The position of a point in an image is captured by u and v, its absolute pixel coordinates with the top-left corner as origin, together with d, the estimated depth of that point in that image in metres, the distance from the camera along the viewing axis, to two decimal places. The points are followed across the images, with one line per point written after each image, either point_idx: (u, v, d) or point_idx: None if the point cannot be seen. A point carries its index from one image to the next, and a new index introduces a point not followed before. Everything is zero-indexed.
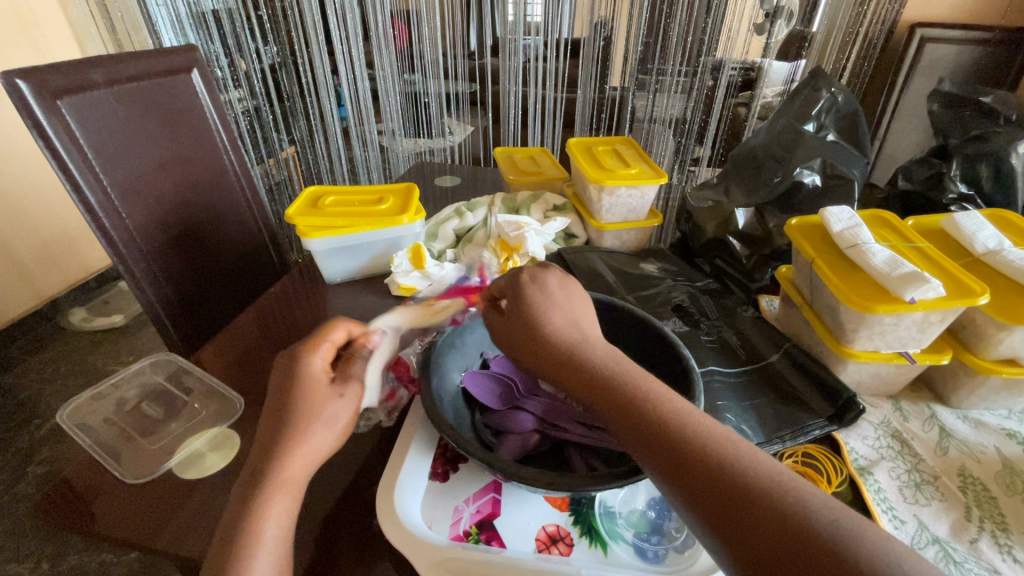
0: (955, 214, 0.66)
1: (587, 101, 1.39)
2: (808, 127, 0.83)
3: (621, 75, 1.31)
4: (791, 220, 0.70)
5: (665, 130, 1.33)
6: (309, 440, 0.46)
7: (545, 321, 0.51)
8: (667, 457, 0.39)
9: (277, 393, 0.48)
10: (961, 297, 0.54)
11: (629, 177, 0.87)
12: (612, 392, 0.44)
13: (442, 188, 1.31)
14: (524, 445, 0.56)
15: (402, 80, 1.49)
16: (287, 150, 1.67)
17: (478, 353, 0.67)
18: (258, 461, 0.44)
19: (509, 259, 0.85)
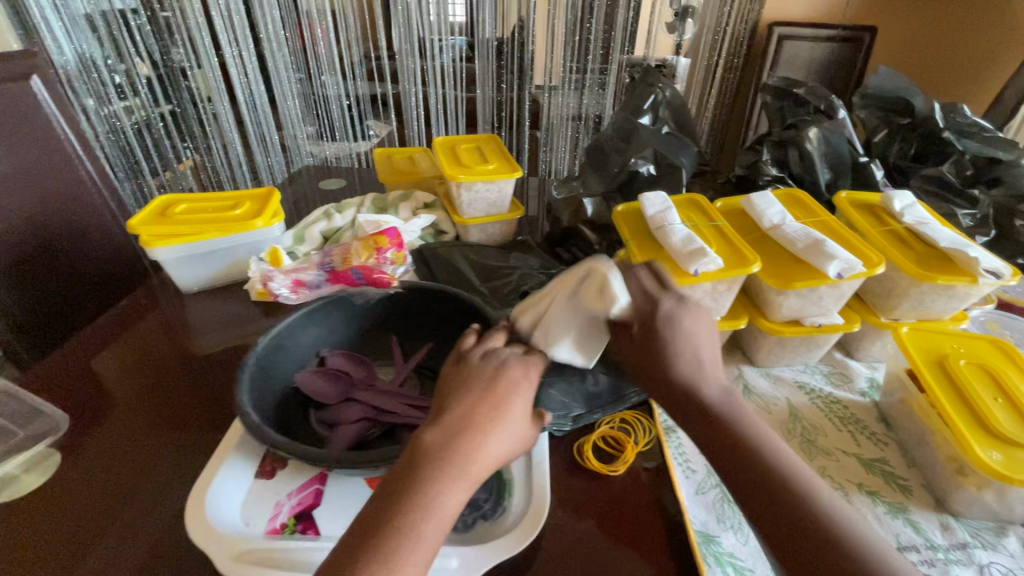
0: (751, 195, 0.73)
1: (486, 100, 1.31)
2: (643, 120, 0.90)
3: (514, 76, 1.26)
4: (619, 207, 0.76)
5: (564, 126, 1.31)
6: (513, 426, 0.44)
7: (673, 357, 0.47)
8: (770, 501, 0.40)
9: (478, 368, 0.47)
10: (738, 267, 0.61)
11: (485, 172, 0.91)
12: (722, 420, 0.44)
13: (326, 191, 1.32)
14: (359, 433, 0.59)
15: (297, 79, 1.38)
16: (184, 162, 1.32)
17: (314, 353, 0.68)
18: (459, 419, 0.43)
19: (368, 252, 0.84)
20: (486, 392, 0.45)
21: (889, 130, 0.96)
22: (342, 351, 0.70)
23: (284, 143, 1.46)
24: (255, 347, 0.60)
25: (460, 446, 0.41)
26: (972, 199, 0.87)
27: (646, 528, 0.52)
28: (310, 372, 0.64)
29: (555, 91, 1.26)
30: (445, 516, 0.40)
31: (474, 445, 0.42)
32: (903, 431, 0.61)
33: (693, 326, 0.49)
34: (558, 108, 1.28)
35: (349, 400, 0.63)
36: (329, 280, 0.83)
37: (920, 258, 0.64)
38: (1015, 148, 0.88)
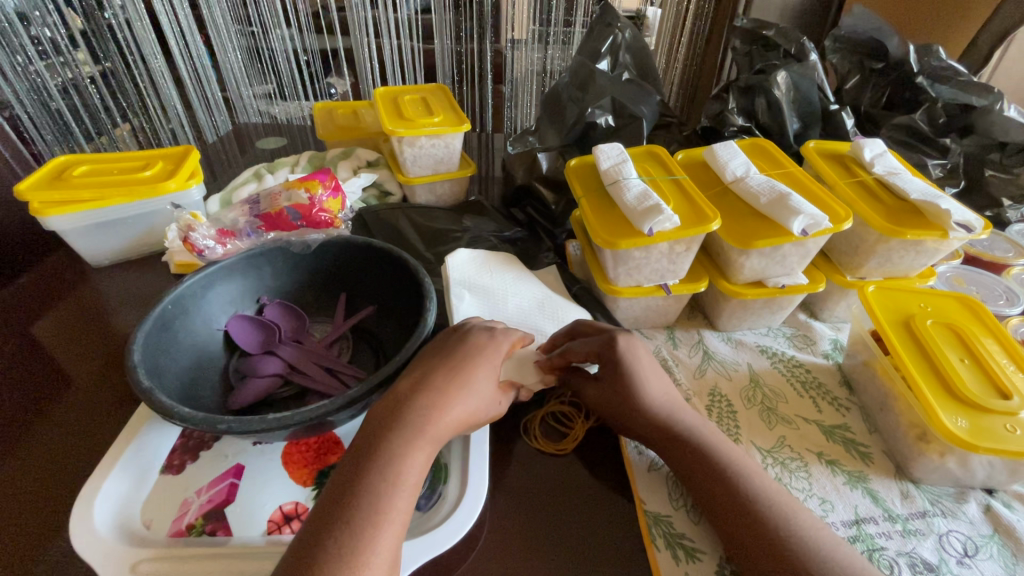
0: (714, 146, 0.67)
1: (446, 52, 1.16)
2: (600, 66, 0.82)
3: (477, 28, 1.11)
4: (572, 161, 0.69)
5: (529, 81, 1.20)
6: (472, 398, 0.47)
7: (637, 387, 0.50)
8: (734, 513, 0.43)
9: (439, 348, 0.50)
10: (696, 225, 0.55)
11: (429, 126, 0.82)
12: (691, 447, 0.47)
13: (264, 151, 1.21)
14: (266, 390, 0.56)
15: (240, 32, 1.16)
16: (122, 127, 1.12)
17: (253, 299, 0.65)
18: (416, 386, 0.46)
19: (307, 188, 0.73)
20: (444, 364, 0.47)
21: (862, 76, 0.90)
22: (281, 301, 0.66)
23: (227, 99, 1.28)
24: (152, 310, 0.54)
25: (416, 414, 0.44)
26: (944, 147, 0.84)
27: (584, 517, 0.49)
28: (239, 317, 0.61)
29: (518, 45, 1.14)
30: (408, 482, 0.40)
31: (427, 413, 0.44)
32: (865, 395, 0.58)
33: (648, 363, 0.52)
34: (523, 61, 1.16)
35: (271, 354, 0.60)
36: (263, 226, 0.71)
37: (889, 212, 0.59)
38: (991, 93, 0.82)
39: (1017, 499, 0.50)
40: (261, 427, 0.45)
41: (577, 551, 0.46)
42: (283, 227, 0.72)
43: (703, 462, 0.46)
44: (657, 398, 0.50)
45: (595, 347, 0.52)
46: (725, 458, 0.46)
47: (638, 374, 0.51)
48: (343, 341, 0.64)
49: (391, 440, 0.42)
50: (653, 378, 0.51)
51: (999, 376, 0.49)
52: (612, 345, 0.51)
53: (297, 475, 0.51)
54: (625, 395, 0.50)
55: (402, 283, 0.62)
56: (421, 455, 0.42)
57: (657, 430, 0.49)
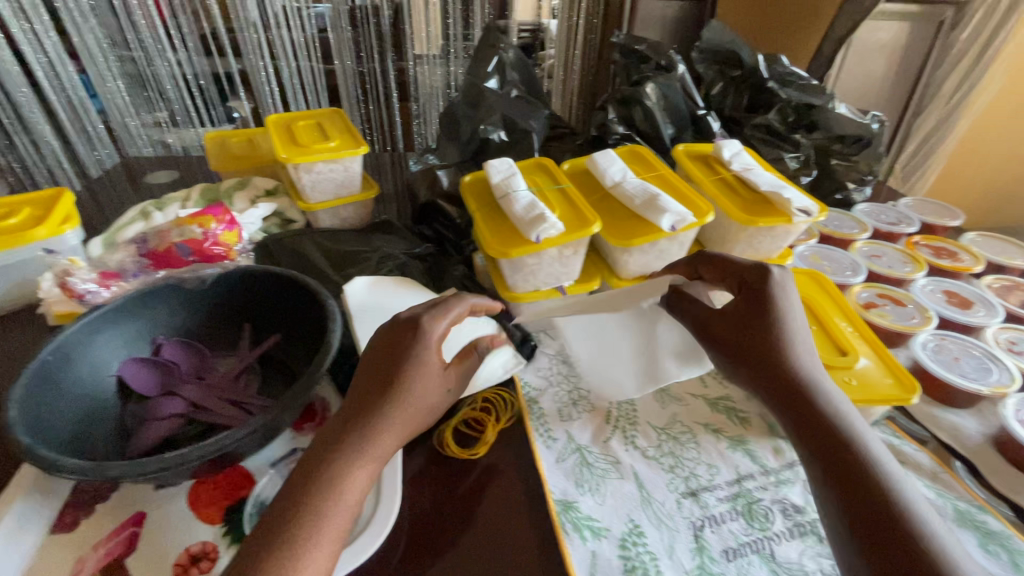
0: (595, 154, 0.73)
1: (348, 74, 1.16)
2: (490, 84, 0.87)
3: (377, 48, 1.13)
4: (466, 177, 0.72)
5: (434, 99, 1.23)
6: (411, 403, 0.45)
7: (784, 333, 0.54)
8: (840, 461, 0.45)
9: (385, 355, 0.47)
10: (579, 230, 0.60)
11: (325, 150, 0.82)
12: (810, 399, 0.50)
13: (154, 185, 1.13)
14: (168, 432, 0.53)
15: (120, 59, 1.10)
16: None
17: (148, 340, 0.61)
18: (363, 402, 0.45)
19: (198, 222, 0.69)
20: (385, 371, 0.46)
21: (724, 83, 1.01)
22: (180, 339, 0.62)
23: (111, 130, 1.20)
24: (29, 363, 0.50)
25: (358, 433, 0.43)
26: (795, 142, 0.95)
27: (502, 514, 0.51)
28: (134, 361, 0.58)
29: (422, 61, 1.16)
30: (348, 501, 0.40)
31: (370, 428, 0.43)
32: None
33: (796, 313, 0.56)
34: (428, 78, 1.19)
35: (171, 395, 0.57)
36: (151, 265, 0.67)
37: (745, 204, 0.67)
38: (824, 94, 0.95)
39: None
40: (160, 467, 0.44)
41: (493, 545, 0.49)
42: (174, 264, 0.68)
43: (810, 410, 0.49)
44: (794, 346, 0.53)
45: (753, 275, 0.57)
46: (840, 416, 0.48)
47: (784, 315, 0.55)
48: (250, 372, 0.62)
49: (339, 457, 0.41)
50: (796, 329, 0.55)
51: (840, 338, 0.58)
52: (771, 276, 0.56)
53: (204, 514, 0.49)
54: (763, 328, 0.54)
55: (304, 307, 0.62)
56: (363, 471, 0.42)
57: (782, 371, 0.52)
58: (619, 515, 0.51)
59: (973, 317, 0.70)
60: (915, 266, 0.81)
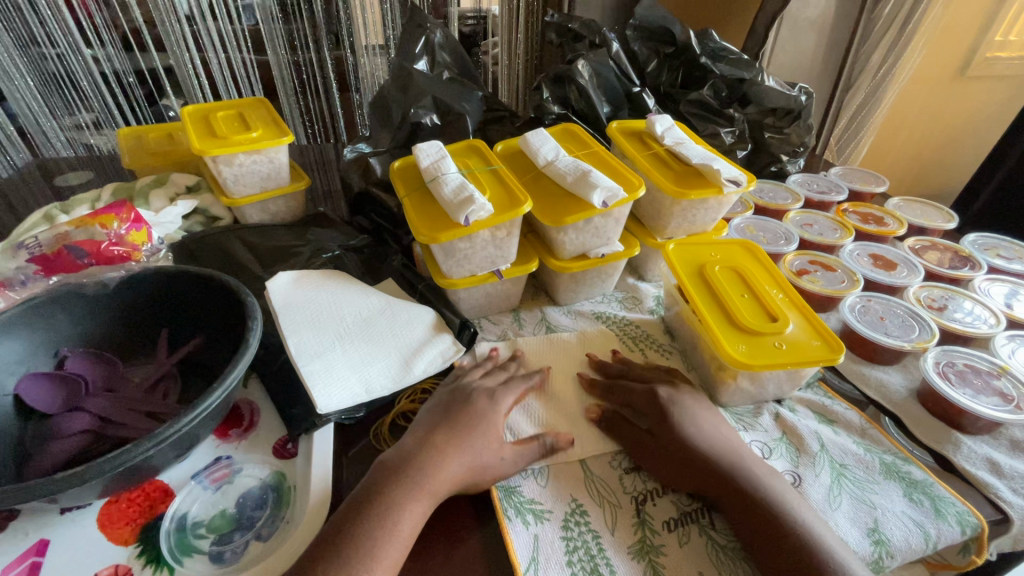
0: (527, 134, 0.71)
1: (281, 65, 1.10)
2: (419, 66, 0.83)
3: (310, 37, 1.07)
4: (396, 163, 0.70)
5: (372, 87, 1.18)
6: (469, 453, 0.48)
7: (690, 433, 0.51)
8: (775, 545, 0.43)
9: (444, 412, 0.52)
10: (510, 210, 0.58)
11: (245, 142, 0.77)
12: (742, 489, 0.47)
13: (66, 186, 1.04)
14: (72, 450, 0.49)
15: (22, 52, 1.00)
16: None
17: (50, 353, 0.55)
18: (421, 444, 0.48)
19: (103, 220, 0.64)
20: (448, 423, 0.50)
21: (659, 60, 1.00)
22: (87, 350, 0.57)
23: (24, 133, 1.11)
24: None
25: (420, 466, 0.46)
26: (730, 117, 0.97)
27: (442, 505, 0.50)
28: (32, 376, 0.52)
29: (359, 50, 1.11)
30: (403, 534, 0.43)
31: (428, 467, 0.46)
32: (683, 340, 0.66)
33: (699, 413, 0.54)
34: (366, 67, 1.14)
35: (77, 409, 0.52)
36: (40, 270, 0.60)
37: (677, 177, 0.68)
38: (754, 68, 0.97)
39: (798, 403, 0.60)
40: (51, 489, 0.40)
41: (431, 537, 0.47)
42: (67, 269, 0.61)
43: (747, 499, 0.46)
44: (709, 442, 0.51)
45: (642, 396, 0.55)
46: (774, 501, 0.46)
47: (686, 420, 0.53)
48: (168, 380, 0.57)
49: (389, 490, 0.44)
50: (703, 426, 0.52)
51: (771, 305, 0.58)
52: (658, 396, 0.54)
53: (117, 536, 0.45)
54: (677, 436, 0.51)
55: (224, 307, 0.58)
56: (417, 508, 0.44)
57: (700, 470, 0.49)
58: (561, 497, 0.50)
59: (897, 277, 0.73)
60: (844, 233, 0.84)
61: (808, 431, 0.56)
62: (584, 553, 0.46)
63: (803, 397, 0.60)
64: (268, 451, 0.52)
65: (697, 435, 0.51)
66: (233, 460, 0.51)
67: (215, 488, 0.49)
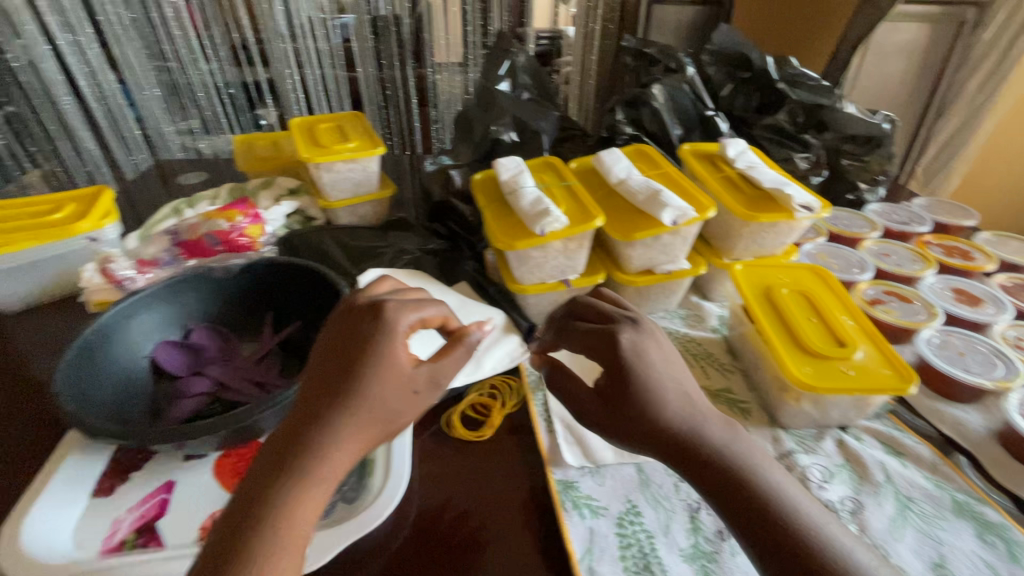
0: (601, 153, 0.75)
1: (369, 79, 1.21)
2: (501, 87, 0.90)
3: (395, 55, 1.17)
4: (477, 174, 0.75)
5: (449, 102, 1.25)
6: (371, 406, 0.35)
7: (645, 388, 0.40)
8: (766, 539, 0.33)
9: (332, 353, 0.37)
10: (583, 223, 0.62)
11: (345, 151, 0.86)
12: (726, 474, 0.35)
13: (186, 186, 1.18)
14: (194, 408, 0.57)
15: (155, 68, 1.16)
16: None
17: (178, 326, 0.65)
18: (307, 401, 0.35)
19: (229, 215, 0.74)
20: (337, 371, 0.36)
21: (734, 84, 1.02)
22: (209, 326, 0.66)
23: (147, 137, 1.24)
24: (74, 340, 0.55)
25: (303, 437, 0.34)
26: (805, 142, 0.96)
27: (505, 491, 0.54)
28: (167, 343, 0.62)
29: (441, 69, 1.20)
30: (305, 519, 0.33)
31: (321, 434, 0.34)
32: (745, 359, 0.67)
33: (659, 360, 0.42)
34: (445, 84, 1.22)
35: (199, 375, 0.61)
36: (182, 254, 0.72)
37: (747, 200, 0.69)
38: (833, 94, 0.96)
39: (865, 432, 0.59)
40: (186, 436, 0.48)
41: (492, 519, 0.51)
42: (202, 254, 0.73)
43: (727, 478, 0.35)
44: (672, 402, 0.39)
45: (595, 344, 0.43)
46: (765, 483, 0.35)
47: (643, 372, 0.40)
48: (271, 357, 0.65)
49: (278, 474, 0.33)
50: (663, 377, 0.41)
51: (841, 330, 0.59)
52: (613, 338, 0.42)
53: (229, 485, 0.52)
54: (632, 396, 0.39)
55: (321, 296, 0.65)
56: (321, 485, 0.33)
57: (659, 438, 0.38)
58: (617, 496, 0.53)
59: (981, 314, 0.70)
60: (924, 265, 0.81)
61: (872, 461, 0.55)
62: (637, 550, 0.48)
63: (869, 426, 0.59)
64: None
65: (650, 389, 0.39)
66: None
67: None
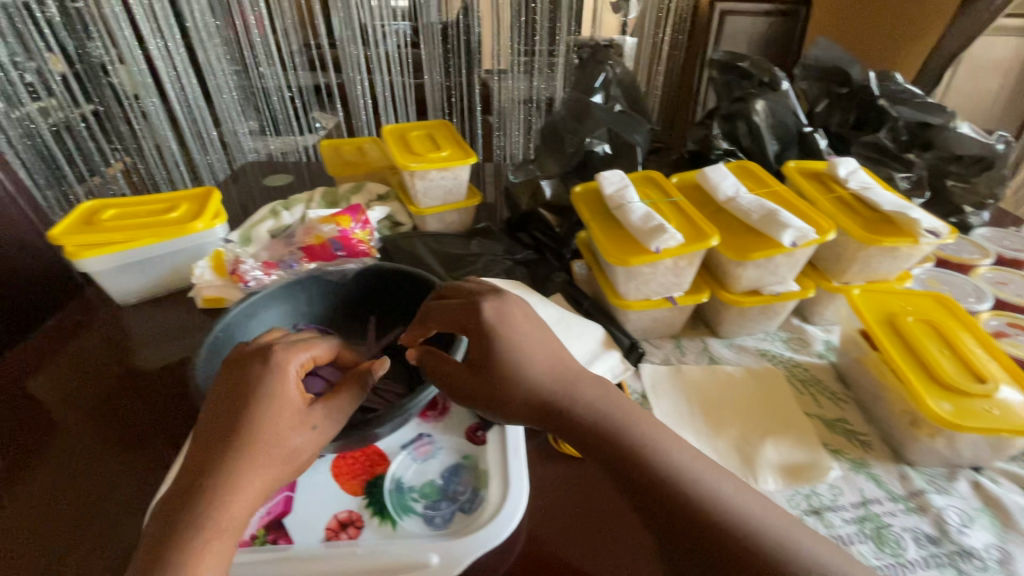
0: (705, 168, 0.74)
1: (436, 86, 1.23)
2: (595, 99, 0.89)
3: (465, 61, 1.18)
4: (577, 187, 0.75)
5: (515, 109, 1.24)
6: (274, 439, 0.42)
7: (512, 362, 0.49)
8: (629, 473, 0.43)
9: (233, 392, 0.43)
10: (698, 241, 0.61)
11: (439, 159, 0.88)
12: (591, 429, 0.46)
13: (271, 187, 1.22)
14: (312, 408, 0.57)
15: (234, 72, 1.20)
16: (116, 165, 1.13)
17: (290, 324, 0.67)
18: (223, 430, 0.41)
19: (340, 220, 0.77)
20: (239, 409, 0.42)
21: (830, 100, 0.99)
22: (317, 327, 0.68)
23: (223, 139, 1.28)
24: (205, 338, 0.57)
25: (227, 461, 0.40)
26: (906, 162, 0.92)
27: (619, 510, 0.53)
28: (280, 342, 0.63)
29: (504, 75, 1.20)
30: (232, 524, 0.39)
31: (232, 461, 0.40)
32: (859, 389, 0.64)
33: (521, 330, 0.50)
34: (509, 91, 1.22)
35: None
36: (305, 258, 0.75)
37: (866, 222, 0.66)
38: (945, 112, 0.91)
39: (1002, 475, 0.55)
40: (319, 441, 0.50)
41: (611, 541, 0.50)
42: (323, 258, 0.76)
43: (594, 435, 0.46)
44: (539, 369, 0.49)
45: (460, 321, 0.51)
46: (621, 430, 0.45)
47: (510, 347, 0.49)
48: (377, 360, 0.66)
49: (201, 489, 0.39)
50: (529, 345, 0.50)
51: (977, 365, 0.55)
52: (474, 314, 0.50)
53: (349, 487, 0.53)
54: (503, 370, 0.49)
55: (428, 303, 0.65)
56: (242, 498, 0.40)
57: (538, 404, 0.48)
58: None
59: None
60: None
61: (1016, 506, 0.52)
62: None
63: (1007, 469, 0.56)
64: (461, 435, 0.58)
65: (522, 360, 0.49)
66: (432, 438, 0.58)
67: (422, 460, 0.56)
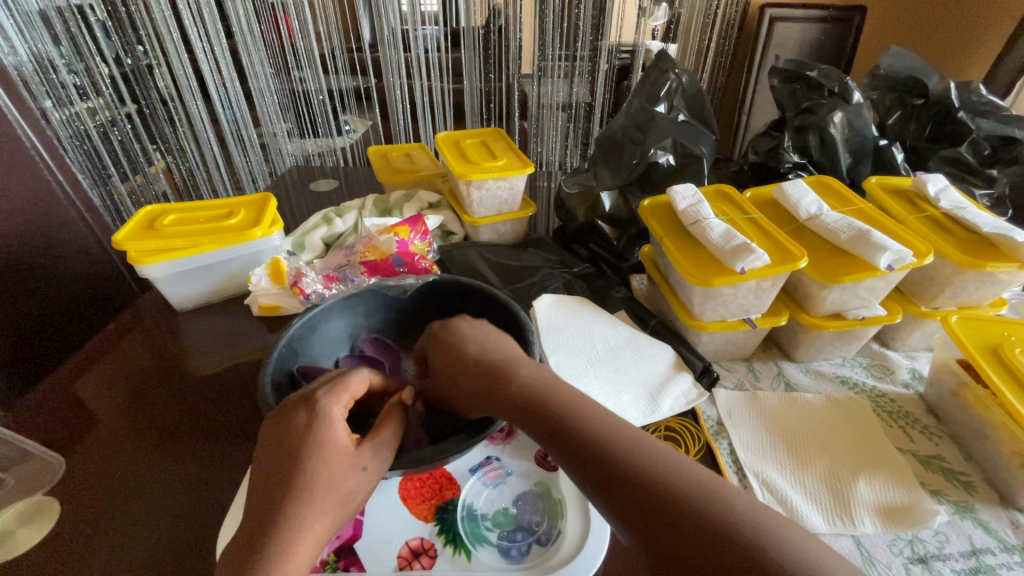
0: (783, 184, 0.71)
1: (474, 92, 1.20)
2: (660, 108, 0.86)
3: (504, 67, 1.15)
4: (644, 201, 0.72)
5: (554, 115, 1.20)
6: (328, 485, 0.40)
7: (465, 351, 0.49)
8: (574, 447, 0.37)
9: (280, 439, 0.41)
10: (785, 263, 0.57)
11: (495, 168, 0.85)
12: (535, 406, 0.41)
13: (317, 193, 1.21)
14: None
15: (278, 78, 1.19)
16: (157, 164, 1.14)
17: (349, 336, 0.65)
18: (276, 478, 0.39)
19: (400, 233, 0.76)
20: (288, 456, 0.40)
21: (904, 111, 0.95)
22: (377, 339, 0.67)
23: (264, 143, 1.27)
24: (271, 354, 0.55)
25: (283, 509, 0.38)
26: (990, 177, 0.87)
27: None
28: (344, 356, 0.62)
29: (529, 81, 1.17)
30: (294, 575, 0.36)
31: (290, 507, 0.38)
32: (955, 424, 0.60)
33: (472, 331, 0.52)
34: (548, 96, 1.17)
35: None
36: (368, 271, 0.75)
37: (962, 244, 0.62)
38: None
39: None
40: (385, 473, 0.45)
41: None
42: (385, 271, 0.75)
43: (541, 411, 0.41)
44: (478, 356, 0.48)
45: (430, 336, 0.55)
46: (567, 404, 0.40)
47: (463, 345, 0.50)
48: None
49: (263, 541, 0.37)
50: (474, 340, 0.50)
51: None
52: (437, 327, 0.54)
53: (419, 512, 0.51)
54: (457, 364, 0.49)
55: (493, 319, 0.62)
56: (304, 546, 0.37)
57: (488, 391, 0.45)
58: None
59: None
60: None
61: None
62: None
63: None
64: (532, 460, 0.56)
65: (470, 352, 0.49)
66: (501, 462, 0.56)
67: (492, 485, 0.54)
